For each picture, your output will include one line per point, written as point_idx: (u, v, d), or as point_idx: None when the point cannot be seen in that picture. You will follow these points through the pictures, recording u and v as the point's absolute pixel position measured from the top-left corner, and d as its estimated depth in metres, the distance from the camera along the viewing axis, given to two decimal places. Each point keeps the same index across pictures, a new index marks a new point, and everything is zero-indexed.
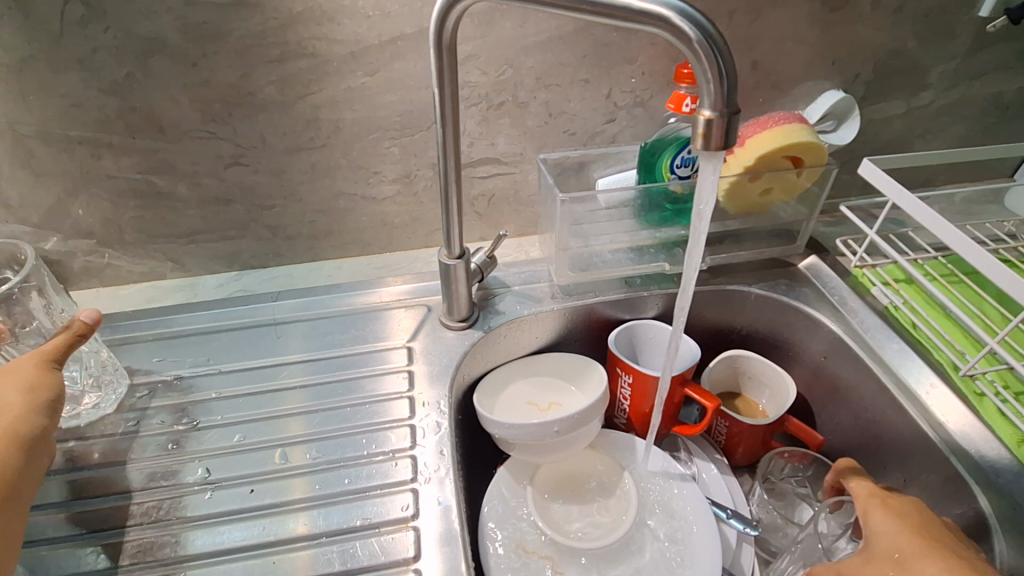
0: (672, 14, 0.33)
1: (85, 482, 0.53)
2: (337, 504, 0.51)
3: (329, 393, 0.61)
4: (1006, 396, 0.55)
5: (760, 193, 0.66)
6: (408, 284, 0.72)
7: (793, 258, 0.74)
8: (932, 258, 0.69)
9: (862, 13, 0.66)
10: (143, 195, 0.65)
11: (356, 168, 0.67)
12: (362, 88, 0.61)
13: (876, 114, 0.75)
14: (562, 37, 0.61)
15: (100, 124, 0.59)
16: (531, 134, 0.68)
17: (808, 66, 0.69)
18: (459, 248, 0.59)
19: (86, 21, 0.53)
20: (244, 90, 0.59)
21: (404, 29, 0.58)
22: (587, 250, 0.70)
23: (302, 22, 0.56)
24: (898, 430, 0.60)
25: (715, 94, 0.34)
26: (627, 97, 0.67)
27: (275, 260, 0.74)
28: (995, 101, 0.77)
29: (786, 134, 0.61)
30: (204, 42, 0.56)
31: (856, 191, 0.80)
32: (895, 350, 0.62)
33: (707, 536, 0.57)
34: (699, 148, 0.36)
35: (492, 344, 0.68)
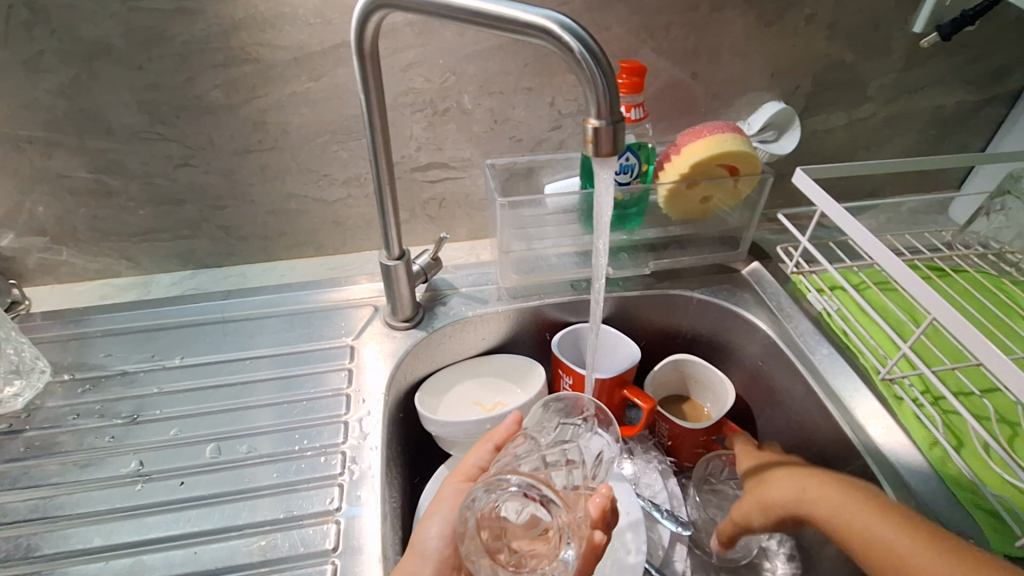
0: (554, 27, 0.35)
1: (22, 473, 0.54)
2: (262, 497, 0.52)
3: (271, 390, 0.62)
4: (922, 401, 0.57)
5: (698, 200, 0.68)
6: (365, 285, 0.74)
7: (736, 264, 0.76)
8: (867, 266, 0.71)
9: (798, 27, 0.68)
10: (95, 194, 0.66)
11: (306, 171, 0.68)
12: (306, 93, 0.62)
13: (819, 125, 0.77)
14: (502, 47, 0.63)
15: (50, 125, 0.61)
16: (477, 139, 0.70)
17: (747, 78, 0.71)
18: (398, 250, 0.61)
19: (31, 24, 0.55)
20: (190, 94, 0.61)
21: (346, 36, 0.59)
22: (532, 254, 0.71)
23: (244, 28, 0.58)
24: (823, 432, 0.61)
25: (600, 104, 0.36)
26: (571, 105, 0.69)
27: (229, 259, 0.75)
28: (936, 114, 0.79)
29: (719, 143, 0.63)
30: (148, 47, 0.57)
31: (803, 200, 0.82)
32: (824, 355, 0.64)
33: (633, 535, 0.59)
34: (593, 155, 0.39)
35: (437, 344, 0.69)
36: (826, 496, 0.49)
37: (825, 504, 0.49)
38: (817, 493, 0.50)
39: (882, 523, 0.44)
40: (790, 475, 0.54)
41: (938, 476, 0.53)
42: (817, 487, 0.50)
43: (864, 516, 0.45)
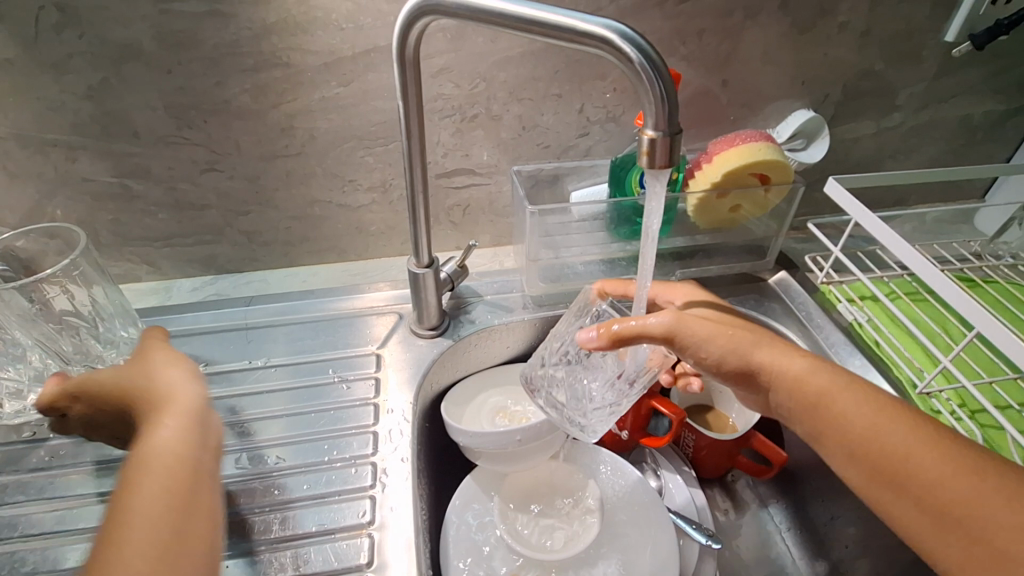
0: (613, 37, 0.34)
1: (46, 483, 0.53)
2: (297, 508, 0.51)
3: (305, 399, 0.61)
4: (960, 414, 0.56)
5: (728, 209, 0.67)
6: (385, 292, 0.73)
7: (763, 274, 0.75)
8: (897, 276, 0.70)
9: (830, 36, 0.67)
10: (119, 198, 0.66)
11: (332, 176, 0.68)
12: (336, 98, 0.62)
13: (847, 134, 0.76)
14: (534, 53, 0.62)
15: (76, 128, 0.60)
16: (505, 146, 0.69)
17: (777, 86, 0.70)
18: (427, 258, 0.60)
19: (62, 27, 0.54)
20: (219, 98, 0.60)
21: (377, 42, 0.59)
22: (559, 262, 0.71)
23: (275, 33, 0.57)
24: None
25: (658, 114, 0.35)
26: (599, 112, 0.68)
27: (251, 263, 0.74)
28: (963, 123, 0.78)
29: (752, 152, 0.62)
30: (178, 50, 0.57)
31: (828, 208, 0.82)
32: (857, 366, 0.64)
33: (662, 547, 0.57)
34: (645, 166, 0.38)
35: (462, 353, 0.68)
36: (865, 409, 0.43)
37: (843, 405, 0.43)
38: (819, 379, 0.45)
39: (922, 447, 0.40)
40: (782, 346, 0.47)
41: None
42: (834, 394, 0.44)
43: (886, 425, 0.42)
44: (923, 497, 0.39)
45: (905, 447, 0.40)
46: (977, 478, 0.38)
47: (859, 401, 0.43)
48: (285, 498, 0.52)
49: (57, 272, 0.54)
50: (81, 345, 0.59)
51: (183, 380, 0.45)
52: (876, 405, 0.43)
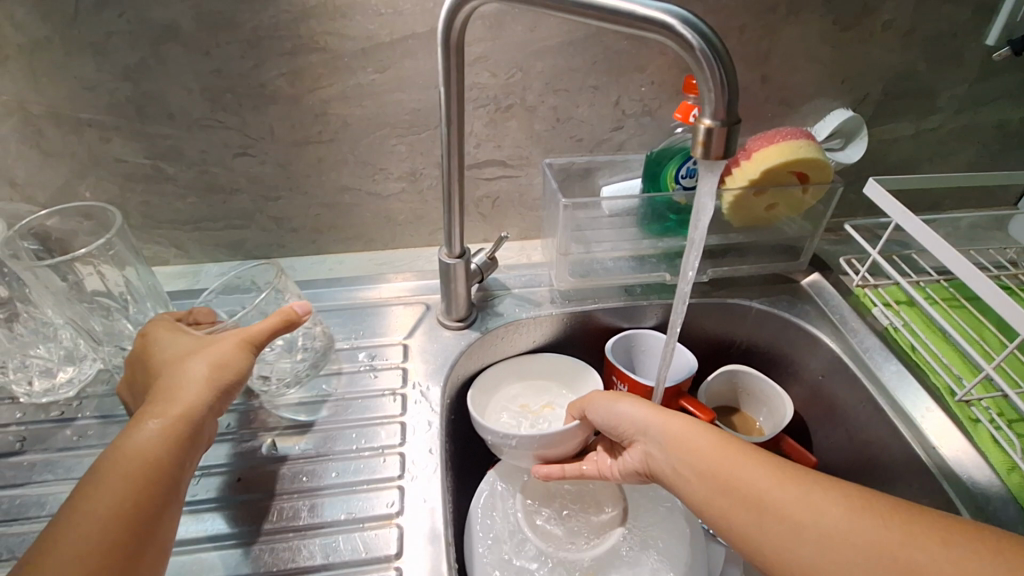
0: (675, 22, 0.33)
1: (75, 463, 0.53)
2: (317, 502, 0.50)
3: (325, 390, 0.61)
4: (1000, 423, 0.54)
5: (763, 208, 0.66)
6: (410, 282, 0.73)
7: (795, 275, 0.74)
8: (934, 281, 0.68)
9: (874, 34, 0.66)
10: (150, 180, 0.65)
11: (363, 164, 0.67)
12: (371, 85, 0.61)
13: (885, 135, 0.75)
14: (572, 43, 0.61)
15: (111, 108, 0.60)
16: (538, 137, 0.68)
17: (817, 84, 0.69)
18: (459, 248, 0.59)
19: (102, 6, 0.54)
20: (255, 82, 0.60)
21: (416, 29, 0.58)
22: (588, 257, 0.70)
23: (314, 17, 0.56)
24: (890, 453, 0.59)
25: (717, 102, 0.34)
26: (635, 105, 0.67)
27: (278, 250, 0.74)
28: (1005, 128, 0.76)
29: (792, 149, 0.61)
30: (216, 32, 0.56)
31: (862, 210, 0.80)
32: (892, 371, 0.62)
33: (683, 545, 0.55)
34: (699, 157, 0.37)
35: (489, 346, 0.68)
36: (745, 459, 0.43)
37: (725, 461, 0.43)
38: (702, 443, 0.45)
39: (815, 500, 0.38)
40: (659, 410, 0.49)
41: (1017, 502, 0.51)
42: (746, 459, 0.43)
43: (772, 482, 0.41)
44: (820, 542, 0.37)
45: (807, 504, 0.39)
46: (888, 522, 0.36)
47: (763, 465, 0.42)
48: (315, 488, 0.51)
49: (90, 251, 0.53)
50: (110, 326, 0.58)
51: (214, 359, 0.47)
52: (750, 455, 0.43)
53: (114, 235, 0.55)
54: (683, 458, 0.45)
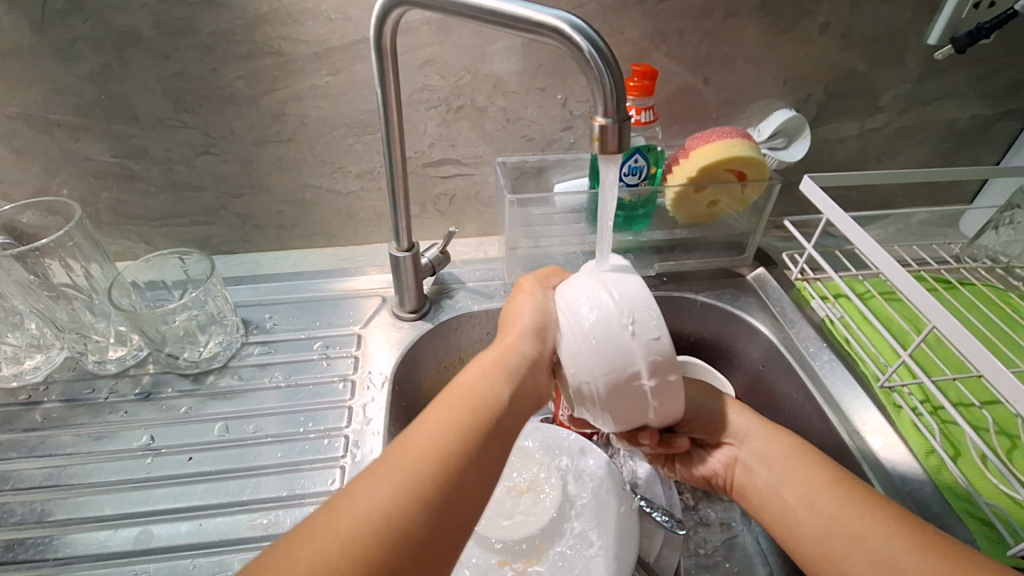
0: (566, 27, 0.36)
1: (38, 443, 0.56)
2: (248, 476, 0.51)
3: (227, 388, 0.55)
4: (921, 410, 0.57)
5: (705, 204, 0.69)
6: (376, 276, 0.75)
7: (742, 269, 0.76)
8: (873, 275, 0.71)
9: (812, 36, 0.68)
10: (119, 178, 0.69)
11: (322, 163, 0.70)
12: (325, 87, 0.64)
13: (830, 134, 0.77)
14: (518, 47, 0.64)
15: (79, 110, 0.63)
16: (490, 137, 0.71)
17: (759, 83, 0.71)
18: (407, 242, 0.62)
19: (66, 12, 0.57)
20: (215, 84, 0.63)
21: (366, 33, 0.61)
22: (539, 251, 0.72)
23: (268, 22, 0.59)
24: (820, 438, 0.62)
25: (606, 101, 0.37)
26: (582, 107, 0.70)
27: (244, 245, 0.77)
28: (948, 126, 0.79)
29: (727, 147, 0.64)
30: (176, 37, 0.59)
31: (811, 207, 0.83)
32: (825, 361, 0.65)
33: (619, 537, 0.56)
34: (598, 152, 0.39)
35: (443, 336, 0.70)
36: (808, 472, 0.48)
37: (800, 477, 0.48)
38: (788, 460, 0.50)
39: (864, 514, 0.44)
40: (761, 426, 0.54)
41: (931, 483, 0.53)
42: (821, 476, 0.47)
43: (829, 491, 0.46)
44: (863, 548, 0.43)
45: (861, 518, 0.44)
46: (919, 544, 0.41)
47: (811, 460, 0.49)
48: (263, 465, 0.54)
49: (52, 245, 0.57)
50: (75, 314, 0.62)
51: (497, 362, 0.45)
52: (817, 470, 0.48)
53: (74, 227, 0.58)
54: (771, 473, 0.50)
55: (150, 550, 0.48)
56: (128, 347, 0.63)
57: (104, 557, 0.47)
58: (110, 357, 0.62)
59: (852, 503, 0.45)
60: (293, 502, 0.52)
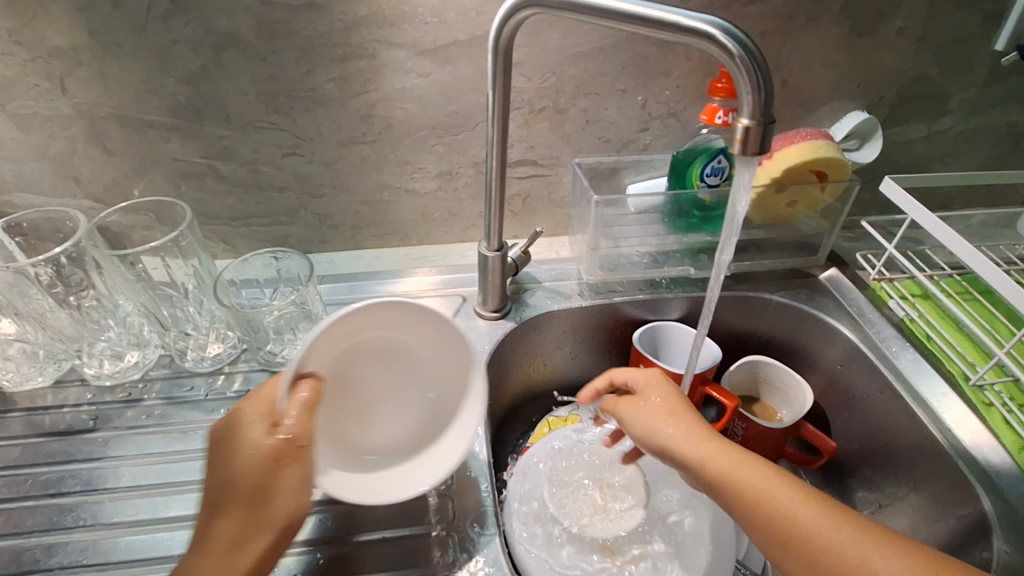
0: (717, 32, 0.37)
1: (146, 439, 0.57)
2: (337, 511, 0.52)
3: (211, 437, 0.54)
4: (1013, 407, 0.58)
5: (784, 205, 0.70)
6: (435, 276, 0.77)
7: (813, 269, 0.77)
8: (947, 275, 0.71)
9: (888, 40, 0.69)
10: (204, 178, 0.69)
11: (402, 163, 0.71)
12: (414, 89, 0.65)
13: (898, 136, 0.78)
14: (605, 49, 0.65)
15: (172, 110, 0.64)
16: (569, 138, 0.72)
17: (833, 86, 0.72)
18: (498, 242, 0.63)
19: (170, 15, 0.58)
20: (307, 86, 0.64)
21: (458, 35, 0.62)
22: (616, 252, 0.74)
23: (365, 25, 0.60)
24: (906, 435, 0.63)
25: (754, 104, 0.38)
26: (661, 108, 0.71)
27: (320, 245, 0.78)
28: (1012, 129, 0.80)
29: (814, 149, 0.65)
30: (274, 39, 0.60)
31: (875, 209, 0.84)
32: (909, 360, 0.65)
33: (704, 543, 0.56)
34: (737, 154, 0.40)
35: (523, 334, 0.72)
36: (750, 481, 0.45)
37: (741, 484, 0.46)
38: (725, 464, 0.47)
39: (804, 511, 0.43)
40: (693, 431, 0.50)
41: None
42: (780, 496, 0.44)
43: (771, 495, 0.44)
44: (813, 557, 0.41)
45: (801, 520, 0.42)
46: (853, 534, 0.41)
47: (755, 470, 0.46)
48: None
49: (161, 246, 0.57)
50: (174, 312, 0.63)
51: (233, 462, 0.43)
52: (756, 475, 0.46)
53: (186, 228, 0.58)
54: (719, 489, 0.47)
55: None
56: (224, 344, 0.64)
57: None
58: (208, 354, 0.63)
59: (792, 502, 0.43)
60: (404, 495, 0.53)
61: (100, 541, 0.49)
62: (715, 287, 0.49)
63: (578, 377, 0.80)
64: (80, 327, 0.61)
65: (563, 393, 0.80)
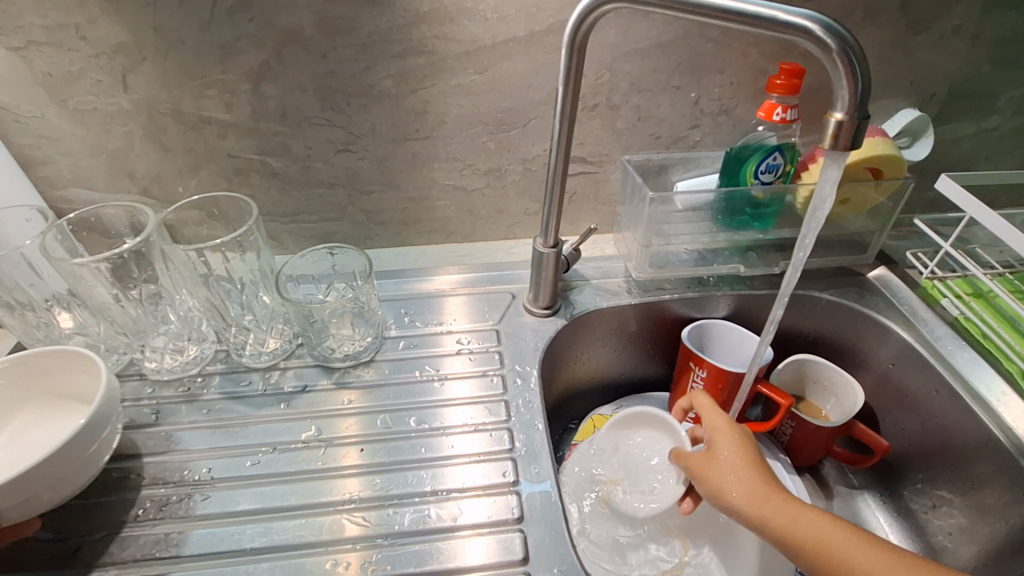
0: (816, 26, 0.37)
1: (207, 433, 0.56)
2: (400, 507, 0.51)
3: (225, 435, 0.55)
4: None
5: (837, 203, 0.69)
6: (458, 275, 0.76)
7: (861, 268, 0.77)
8: (999, 273, 0.70)
9: (944, 37, 0.69)
10: (257, 174, 0.70)
11: (453, 160, 0.71)
12: (470, 85, 0.65)
13: (948, 134, 0.78)
14: (661, 45, 0.65)
15: (229, 106, 0.64)
16: (619, 135, 0.72)
17: (886, 84, 0.72)
18: (554, 238, 0.63)
19: (234, 11, 0.58)
20: (364, 82, 0.64)
21: (517, 32, 0.62)
22: (665, 249, 0.73)
23: (425, 21, 0.60)
24: (965, 435, 0.62)
25: (848, 99, 0.38)
26: (713, 105, 0.70)
27: (366, 242, 0.78)
28: None
29: (872, 147, 0.65)
30: (335, 36, 0.60)
31: (921, 207, 0.83)
32: (966, 359, 0.65)
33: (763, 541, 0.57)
34: (826, 149, 0.40)
35: (572, 330, 0.72)
36: (817, 527, 0.45)
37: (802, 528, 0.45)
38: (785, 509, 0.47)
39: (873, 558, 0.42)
40: (751, 474, 0.50)
41: None
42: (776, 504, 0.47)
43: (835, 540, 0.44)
44: None
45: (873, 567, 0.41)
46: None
47: (821, 520, 0.45)
48: (434, 458, 0.55)
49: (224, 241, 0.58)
50: (233, 307, 0.64)
51: None
52: (821, 521, 0.45)
53: (250, 224, 0.59)
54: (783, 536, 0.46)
55: (343, 539, 0.49)
56: (281, 340, 0.65)
57: (300, 545, 0.48)
58: (266, 348, 0.64)
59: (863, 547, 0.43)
60: (466, 491, 0.52)
61: (170, 534, 0.49)
62: (789, 283, 0.49)
63: (622, 375, 0.80)
64: (141, 321, 0.62)
65: (607, 391, 0.80)
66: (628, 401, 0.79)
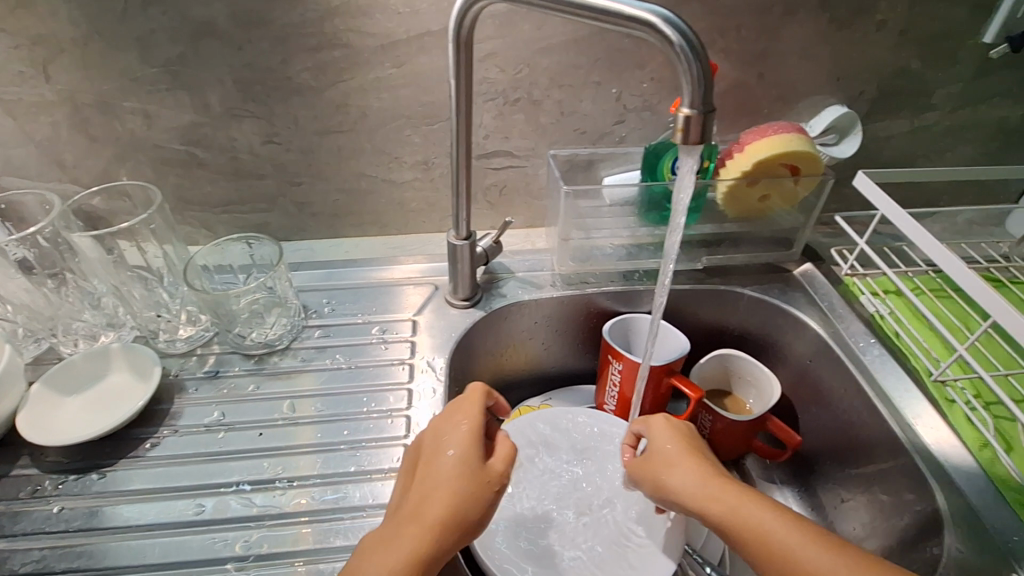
0: (658, 21, 0.38)
1: None
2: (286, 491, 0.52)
3: (124, 402, 0.58)
4: (976, 405, 0.58)
5: (757, 199, 0.69)
6: (419, 265, 0.78)
7: (789, 264, 0.77)
8: (923, 272, 0.70)
9: (867, 33, 0.69)
10: (184, 165, 0.71)
11: (378, 153, 0.72)
12: (388, 79, 0.66)
13: (879, 132, 0.77)
14: (577, 41, 0.65)
15: (152, 98, 0.65)
16: (543, 130, 0.72)
17: (811, 81, 0.72)
18: (466, 231, 0.64)
19: (148, 4, 0.59)
20: (282, 75, 0.65)
21: (430, 26, 0.63)
22: (588, 243, 0.74)
23: (338, 15, 0.61)
24: (870, 431, 0.62)
25: (692, 93, 0.38)
26: (635, 101, 0.71)
27: (299, 232, 0.79)
28: (1000, 125, 0.78)
29: (785, 142, 0.64)
30: (250, 29, 0.61)
31: (857, 205, 0.83)
32: (875, 356, 0.65)
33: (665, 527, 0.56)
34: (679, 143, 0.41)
35: (493, 322, 0.72)
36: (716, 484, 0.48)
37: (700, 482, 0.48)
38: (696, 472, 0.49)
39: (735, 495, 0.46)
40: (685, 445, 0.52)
41: (986, 476, 0.54)
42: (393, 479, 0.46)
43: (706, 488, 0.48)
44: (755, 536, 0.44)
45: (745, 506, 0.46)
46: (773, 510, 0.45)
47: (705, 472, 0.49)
48: (319, 442, 0.56)
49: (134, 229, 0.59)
50: (150, 293, 0.66)
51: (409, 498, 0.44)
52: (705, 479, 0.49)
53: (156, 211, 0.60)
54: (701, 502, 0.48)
55: (225, 520, 0.50)
56: (197, 327, 0.67)
57: (184, 524, 0.50)
58: (181, 336, 0.65)
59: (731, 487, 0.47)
60: (352, 475, 0.53)
61: (63, 510, 0.51)
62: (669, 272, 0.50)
63: (552, 367, 0.80)
64: (58, 306, 0.64)
65: (536, 383, 0.81)
66: (557, 393, 0.80)
